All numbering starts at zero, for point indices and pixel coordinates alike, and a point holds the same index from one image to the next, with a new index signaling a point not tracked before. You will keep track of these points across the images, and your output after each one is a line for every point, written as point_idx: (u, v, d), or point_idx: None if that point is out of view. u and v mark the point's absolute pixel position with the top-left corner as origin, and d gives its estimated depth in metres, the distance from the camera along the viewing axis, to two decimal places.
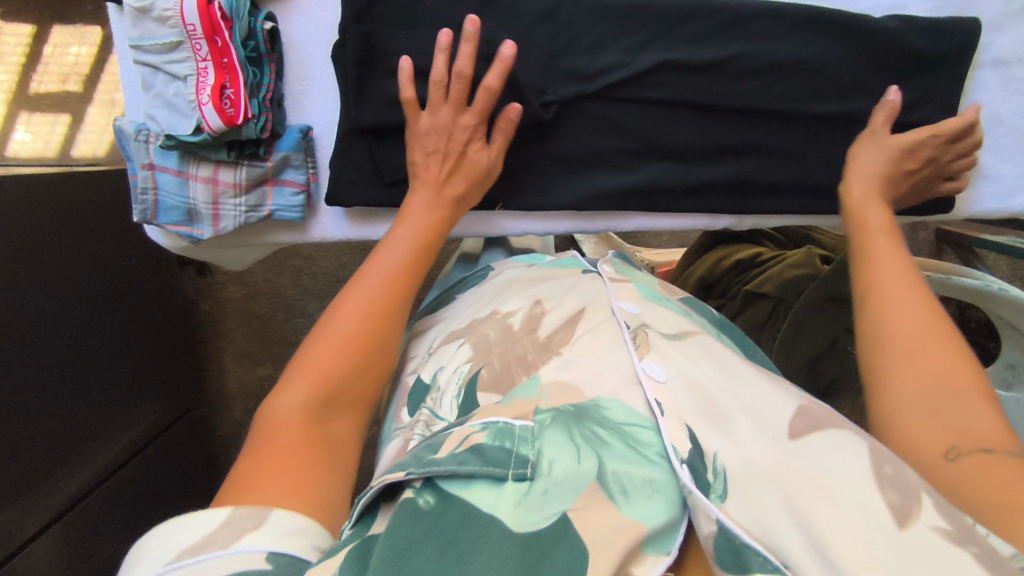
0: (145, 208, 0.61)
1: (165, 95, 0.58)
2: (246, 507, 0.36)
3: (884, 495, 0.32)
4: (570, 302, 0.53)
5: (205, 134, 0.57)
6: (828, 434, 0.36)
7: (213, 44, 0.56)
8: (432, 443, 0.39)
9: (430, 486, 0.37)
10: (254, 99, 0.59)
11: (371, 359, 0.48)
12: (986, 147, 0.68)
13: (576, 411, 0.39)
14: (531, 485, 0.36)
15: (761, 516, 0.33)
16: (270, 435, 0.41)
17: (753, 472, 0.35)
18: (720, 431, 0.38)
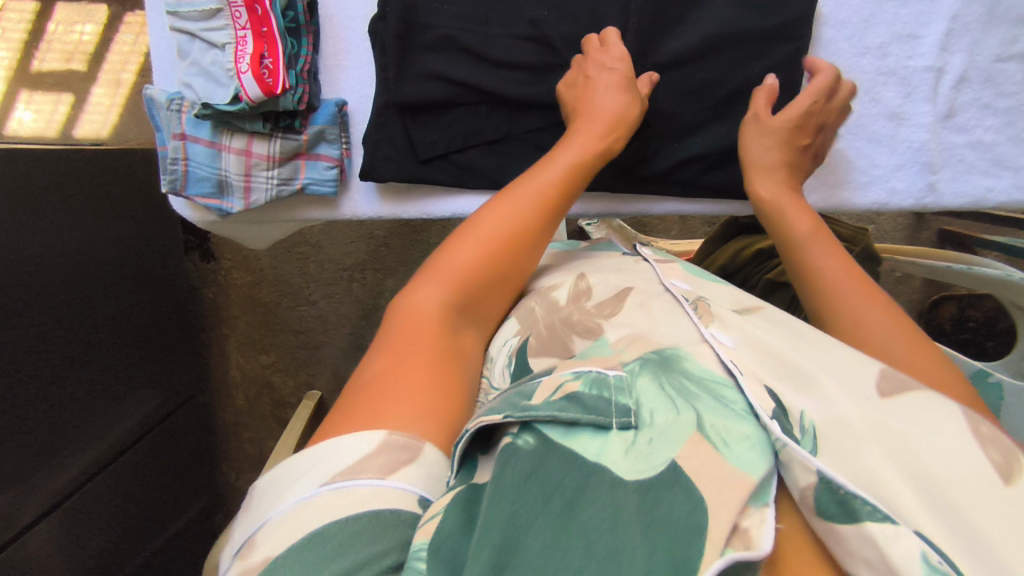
0: (174, 178, 0.60)
1: (202, 63, 0.57)
2: (397, 425, 0.37)
3: (986, 453, 0.32)
4: (617, 278, 0.53)
5: (243, 103, 0.56)
6: (916, 397, 0.36)
7: (253, 12, 0.55)
8: (523, 391, 0.39)
9: (529, 428, 0.36)
10: (291, 70, 0.58)
11: (500, 276, 0.50)
12: (1011, 139, 0.66)
13: (661, 362, 0.40)
14: (637, 434, 0.35)
15: (861, 468, 0.32)
16: (409, 322, 0.45)
17: (845, 425, 0.34)
18: (800, 389, 0.37)
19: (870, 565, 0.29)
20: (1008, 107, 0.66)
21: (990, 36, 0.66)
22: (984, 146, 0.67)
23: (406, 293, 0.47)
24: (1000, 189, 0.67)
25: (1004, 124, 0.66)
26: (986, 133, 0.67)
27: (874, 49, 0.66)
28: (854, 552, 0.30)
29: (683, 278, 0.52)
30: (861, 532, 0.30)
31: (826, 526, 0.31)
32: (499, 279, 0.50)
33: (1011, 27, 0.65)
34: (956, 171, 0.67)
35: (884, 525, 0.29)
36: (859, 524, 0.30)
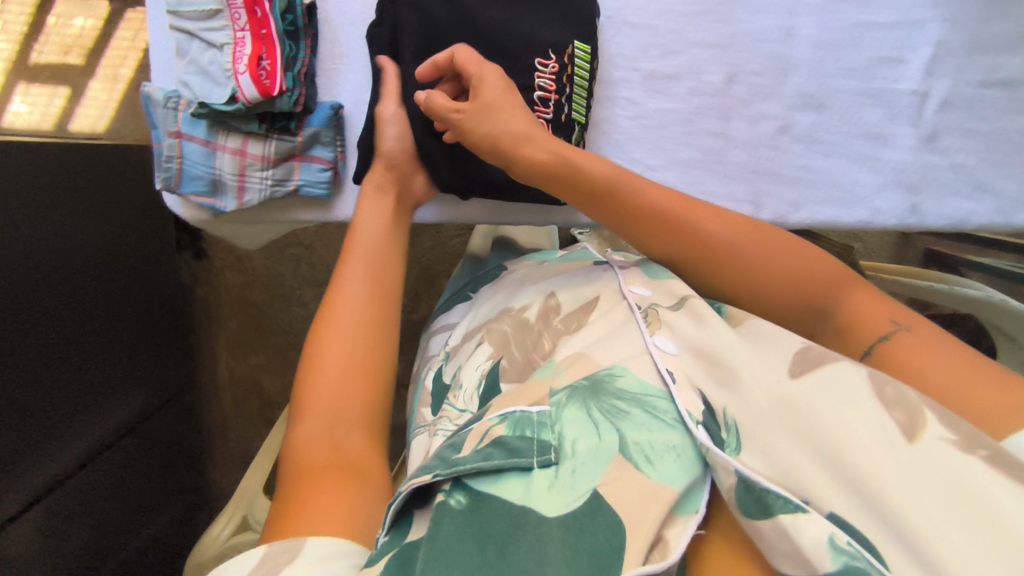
0: (169, 175, 0.61)
1: (200, 62, 0.57)
2: (281, 541, 0.37)
3: (890, 415, 0.36)
4: (586, 288, 0.54)
5: (239, 104, 0.57)
6: (831, 369, 0.39)
7: (253, 14, 0.56)
8: (455, 442, 0.41)
9: (459, 486, 0.38)
10: (289, 72, 0.59)
11: (372, 369, 0.50)
12: (992, 163, 0.68)
13: (591, 385, 0.42)
14: (559, 468, 0.38)
15: (774, 456, 0.36)
16: (293, 475, 0.44)
17: (760, 415, 0.38)
18: (726, 383, 0.41)
19: (788, 558, 0.32)
20: (987, 132, 0.68)
21: (974, 63, 0.67)
22: (965, 169, 0.69)
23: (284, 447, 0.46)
24: (980, 213, 0.69)
25: (984, 148, 0.68)
26: (967, 156, 0.68)
27: (862, 71, 0.68)
28: (774, 546, 0.33)
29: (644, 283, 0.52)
30: (775, 525, 0.33)
31: (749, 523, 0.34)
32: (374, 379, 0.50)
33: (989, 56, 0.67)
34: (938, 194, 0.69)
35: (796, 516, 0.33)
36: (773, 517, 0.33)
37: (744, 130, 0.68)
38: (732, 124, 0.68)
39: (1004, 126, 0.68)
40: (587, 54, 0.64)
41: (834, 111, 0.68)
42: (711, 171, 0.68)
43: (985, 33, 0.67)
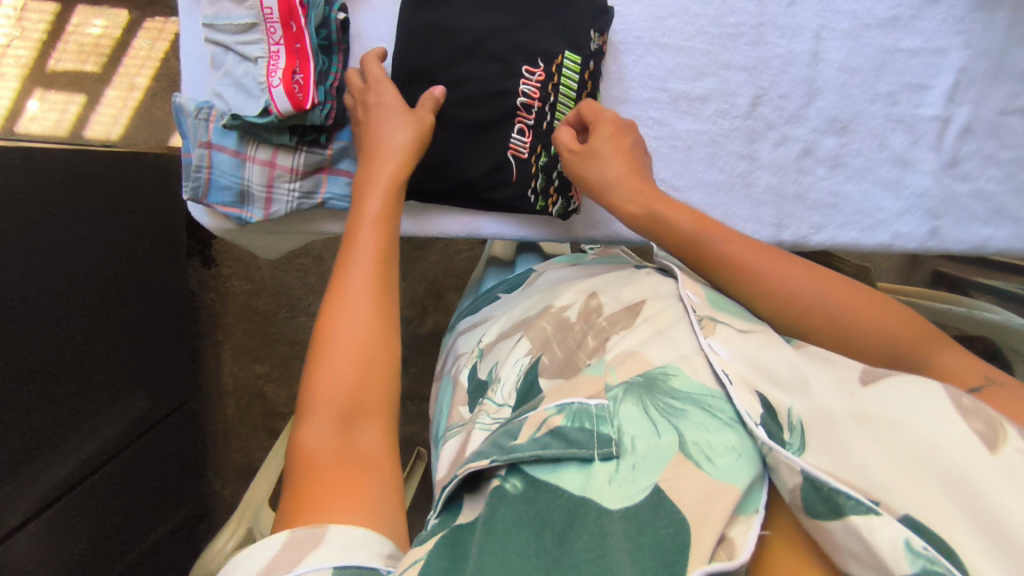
0: (197, 186, 0.61)
1: (234, 74, 0.58)
2: (303, 527, 0.37)
3: (969, 425, 0.33)
4: (631, 291, 0.53)
5: (272, 116, 0.57)
6: (898, 378, 0.37)
7: (289, 29, 0.57)
8: (511, 429, 0.41)
9: (515, 471, 0.39)
10: (321, 86, 0.59)
11: (379, 353, 0.46)
12: (1013, 190, 0.69)
13: (646, 381, 0.41)
14: (620, 463, 0.37)
15: (846, 458, 0.35)
16: (303, 471, 0.41)
17: (829, 416, 0.37)
18: (789, 386, 0.40)
19: (858, 558, 0.32)
20: (1009, 159, 0.69)
21: (998, 91, 0.68)
22: (986, 195, 0.69)
23: (294, 444, 0.43)
24: (1001, 239, 0.69)
25: (1005, 174, 0.69)
26: (988, 182, 0.69)
27: (886, 96, 0.68)
28: (843, 547, 0.33)
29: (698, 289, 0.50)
30: (845, 525, 0.32)
31: (815, 523, 0.34)
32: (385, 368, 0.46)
33: (1013, 84, 0.67)
34: (958, 219, 0.69)
35: (868, 517, 0.32)
36: (844, 519, 0.32)
37: (768, 152, 0.68)
38: (757, 146, 0.68)
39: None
40: (576, 63, 0.63)
41: (858, 136, 0.69)
42: (735, 194, 0.69)
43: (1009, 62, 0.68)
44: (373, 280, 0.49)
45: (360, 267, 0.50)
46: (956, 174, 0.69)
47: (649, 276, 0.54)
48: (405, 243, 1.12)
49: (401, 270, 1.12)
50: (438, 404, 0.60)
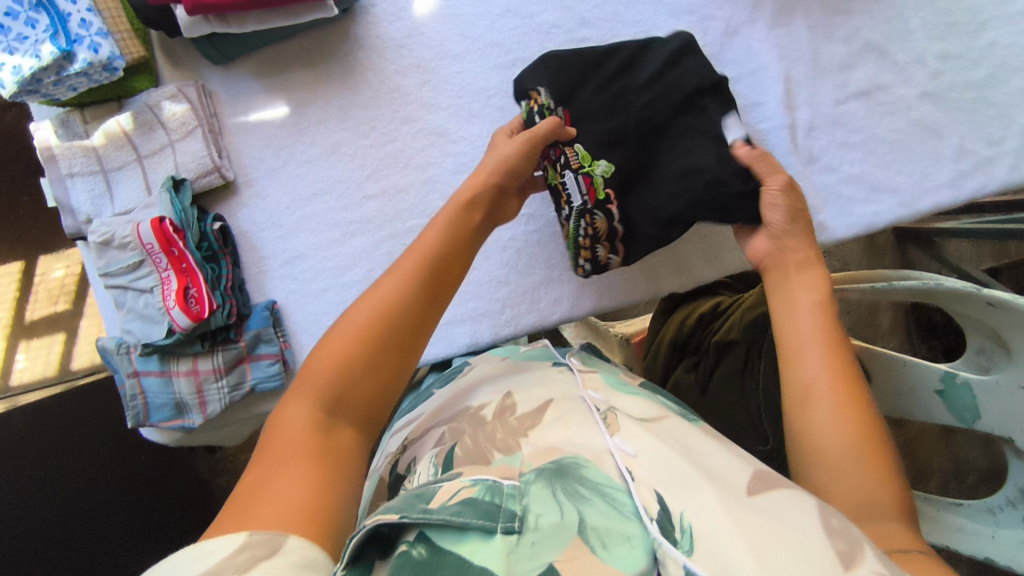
0: (136, 411, 0.66)
1: (137, 308, 0.64)
2: (259, 532, 0.38)
3: (834, 544, 0.44)
4: (539, 392, 0.62)
5: (177, 333, 0.63)
6: (779, 495, 0.49)
7: (171, 254, 0.63)
8: (424, 494, 0.49)
9: (421, 537, 0.45)
10: (216, 291, 0.65)
11: (385, 354, 0.50)
12: (877, 165, 0.72)
13: (558, 468, 0.50)
14: (520, 537, 0.45)
15: (726, 561, 0.42)
16: (279, 441, 0.46)
17: (714, 524, 0.45)
18: (684, 491, 0.48)
19: None
20: (863, 139, 0.73)
21: (824, 87, 0.73)
22: (856, 176, 0.72)
23: (275, 416, 0.48)
24: (886, 211, 0.72)
25: (863, 153, 0.72)
26: (852, 165, 0.72)
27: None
28: None
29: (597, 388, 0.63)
30: None
31: None
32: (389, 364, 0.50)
33: (834, 77, 0.73)
34: (841, 207, 0.72)
35: None
36: None
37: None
38: None
39: (873, 129, 0.72)
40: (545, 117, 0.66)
41: None
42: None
43: (824, 59, 0.73)
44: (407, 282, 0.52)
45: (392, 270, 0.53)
46: (821, 166, 0.73)
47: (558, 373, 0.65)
48: None
49: None
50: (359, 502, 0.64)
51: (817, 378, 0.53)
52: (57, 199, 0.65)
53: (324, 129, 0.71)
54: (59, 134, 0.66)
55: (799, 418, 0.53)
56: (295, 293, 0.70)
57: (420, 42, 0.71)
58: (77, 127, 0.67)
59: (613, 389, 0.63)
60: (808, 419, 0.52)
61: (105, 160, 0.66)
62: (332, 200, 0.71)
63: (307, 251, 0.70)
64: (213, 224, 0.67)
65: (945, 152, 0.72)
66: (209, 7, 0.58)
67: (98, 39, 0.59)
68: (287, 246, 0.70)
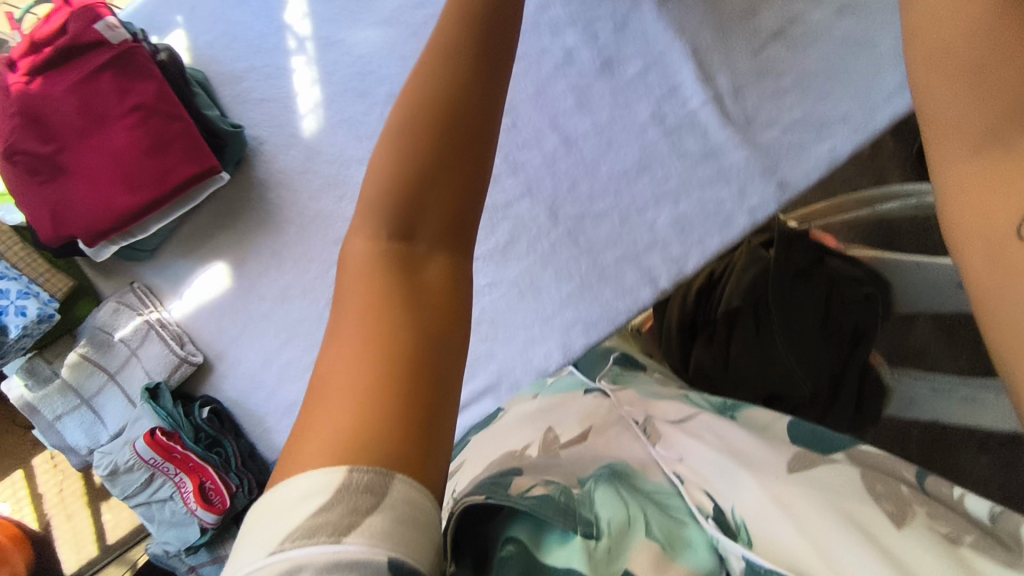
0: None
1: (165, 517, 0.68)
2: (324, 473, 0.29)
3: (881, 505, 0.43)
4: (573, 418, 0.57)
5: (208, 529, 0.67)
6: (823, 470, 0.47)
7: (173, 457, 0.66)
8: (501, 483, 0.43)
9: (511, 536, 0.40)
10: (230, 471, 0.67)
11: (448, 183, 0.41)
12: (814, 101, 0.68)
13: (611, 473, 0.48)
14: (598, 537, 0.40)
15: (779, 548, 0.41)
16: (339, 281, 0.39)
17: (762, 512, 0.44)
18: (729, 482, 0.47)
19: None
20: (787, 83, 0.68)
21: (739, 42, 0.70)
22: (795, 125, 0.68)
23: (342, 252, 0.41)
24: (842, 143, 0.67)
25: (792, 100, 0.68)
26: (786, 113, 0.68)
27: (651, 120, 0.70)
28: None
29: (628, 400, 0.59)
30: None
31: None
32: (448, 209, 0.41)
33: (743, 26, 0.69)
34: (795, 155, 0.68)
35: None
36: None
37: (595, 231, 0.70)
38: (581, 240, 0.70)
39: (792, 64, 0.68)
40: None
41: (651, 164, 0.70)
42: (597, 287, 0.69)
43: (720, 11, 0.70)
44: (441, 79, 0.43)
45: (428, 72, 0.44)
46: (755, 125, 0.68)
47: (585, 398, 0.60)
48: None
49: None
50: None
51: (971, 47, 0.41)
52: (57, 445, 0.68)
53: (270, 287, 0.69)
54: (29, 385, 0.67)
55: (966, 163, 0.40)
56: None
57: (331, 161, 0.70)
58: (42, 369, 0.68)
59: (645, 397, 0.60)
60: (975, 163, 0.40)
61: (82, 390, 0.68)
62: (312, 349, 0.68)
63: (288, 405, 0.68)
64: (200, 411, 0.67)
65: (885, 58, 0.67)
66: (107, 234, 0.66)
67: (20, 301, 0.65)
68: (281, 399, 0.68)
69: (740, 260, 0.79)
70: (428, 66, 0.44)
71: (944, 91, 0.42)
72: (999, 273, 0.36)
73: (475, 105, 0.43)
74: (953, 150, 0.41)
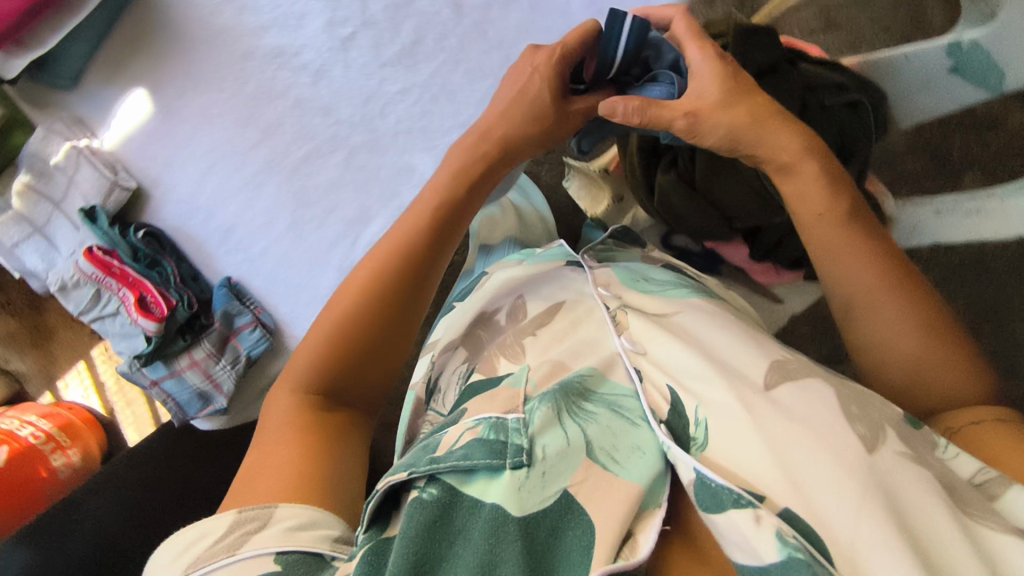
0: (176, 408, 0.79)
1: (115, 329, 0.82)
2: (249, 508, 0.44)
3: (855, 429, 0.42)
4: (553, 291, 0.58)
5: (153, 337, 0.79)
6: (795, 386, 0.45)
7: (114, 273, 0.80)
8: (429, 443, 0.47)
9: (433, 481, 0.44)
10: (173, 287, 0.80)
11: (395, 333, 0.53)
12: None
13: (563, 387, 0.48)
14: (530, 470, 0.43)
15: (746, 461, 0.41)
16: (294, 369, 0.52)
17: (727, 416, 0.43)
18: (699, 382, 0.46)
19: (740, 549, 0.38)
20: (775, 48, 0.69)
21: None
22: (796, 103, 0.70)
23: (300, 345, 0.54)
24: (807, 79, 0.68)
25: None
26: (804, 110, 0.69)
27: None
28: (727, 539, 0.38)
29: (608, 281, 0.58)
30: (728, 521, 0.38)
31: (706, 516, 0.39)
32: (415, 298, 0.54)
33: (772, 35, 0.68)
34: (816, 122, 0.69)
35: (746, 511, 0.38)
36: (725, 513, 0.38)
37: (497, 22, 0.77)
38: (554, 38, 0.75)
39: None
40: None
41: None
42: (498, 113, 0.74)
43: None
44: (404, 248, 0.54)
45: (399, 225, 0.56)
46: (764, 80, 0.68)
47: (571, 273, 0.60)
48: None
49: None
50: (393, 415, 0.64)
51: (839, 223, 0.54)
52: (18, 267, 0.83)
53: (298, 119, 0.78)
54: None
55: (858, 293, 0.53)
56: (244, 264, 0.79)
57: None
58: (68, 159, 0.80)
59: (627, 279, 0.58)
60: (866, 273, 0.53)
61: (105, 196, 0.79)
62: (312, 143, 0.77)
63: (230, 212, 0.78)
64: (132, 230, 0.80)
65: None
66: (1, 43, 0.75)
67: None
68: (217, 223, 0.79)
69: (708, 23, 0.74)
70: (402, 221, 0.56)
71: (815, 239, 0.55)
72: (896, 381, 0.52)
73: (432, 272, 0.55)
74: (874, 309, 0.52)
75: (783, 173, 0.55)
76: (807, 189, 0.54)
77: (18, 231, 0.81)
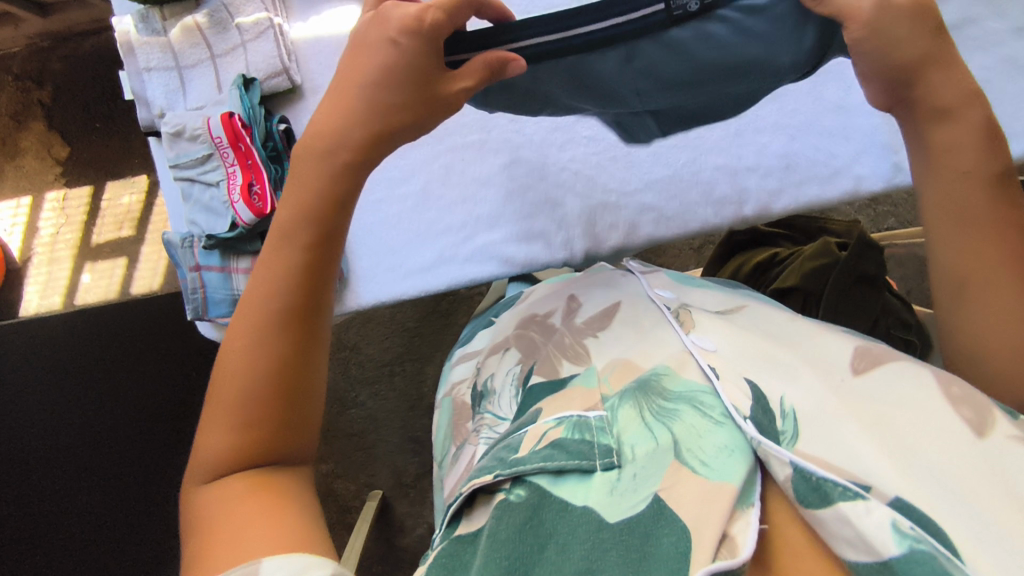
0: (196, 305, 0.65)
1: (203, 201, 0.66)
2: (226, 574, 0.35)
3: (959, 413, 0.39)
4: (608, 294, 0.57)
5: (240, 228, 0.64)
6: (885, 369, 0.43)
7: (238, 149, 0.64)
8: (511, 443, 0.45)
9: (519, 483, 0.42)
10: (280, 191, 0.66)
11: (301, 383, 0.43)
12: None
13: (640, 385, 0.46)
14: (621, 472, 0.41)
15: (842, 446, 0.38)
16: (211, 469, 0.41)
17: (821, 411, 0.40)
18: (780, 376, 0.44)
19: (851, 543, 0.35)
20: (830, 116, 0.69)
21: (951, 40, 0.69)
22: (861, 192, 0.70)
23: (201, 444, 0.41)
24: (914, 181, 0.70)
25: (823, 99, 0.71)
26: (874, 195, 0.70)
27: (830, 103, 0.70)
28: (836, 534, 0.35)
29: (665, 286, 0.57)
30: (836, 513, 0.35)
31: (809, 513, 0.36)
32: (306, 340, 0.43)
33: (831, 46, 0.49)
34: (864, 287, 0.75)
35: (855, 503, 0.35)
36: (834, 506, 0.35)
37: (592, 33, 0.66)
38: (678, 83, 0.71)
39: None
40: None
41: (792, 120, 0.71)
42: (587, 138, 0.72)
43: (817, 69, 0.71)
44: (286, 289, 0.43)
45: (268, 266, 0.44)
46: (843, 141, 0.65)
47: (624, 278, 0.58)
48: (429, 318, 1.23)
49: (431, 343, 1.23)
50: (437, 425, 0.65)
51: (981, 189, 0.47)
52: (134, 90, 0.67)
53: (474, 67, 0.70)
54: (138, 28, 0.67)
55: (971, 269, 0.47)
56: None
57: None
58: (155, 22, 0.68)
59: (682, 285, 0.58)
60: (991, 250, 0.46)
61: (180, 56, 0.68)
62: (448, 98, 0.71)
63: None
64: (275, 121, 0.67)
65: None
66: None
67: None
68: None
69: (810, 251, 0.81)
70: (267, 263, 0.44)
71: (941, 203, 0.48)
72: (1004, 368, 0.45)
73: (317, 304, 0.44)
74: (989, 286, 0.46)
75: (937, 119, 0.47)
76: (957, 144, 0.47)
77: (160, 58, 0.67)
